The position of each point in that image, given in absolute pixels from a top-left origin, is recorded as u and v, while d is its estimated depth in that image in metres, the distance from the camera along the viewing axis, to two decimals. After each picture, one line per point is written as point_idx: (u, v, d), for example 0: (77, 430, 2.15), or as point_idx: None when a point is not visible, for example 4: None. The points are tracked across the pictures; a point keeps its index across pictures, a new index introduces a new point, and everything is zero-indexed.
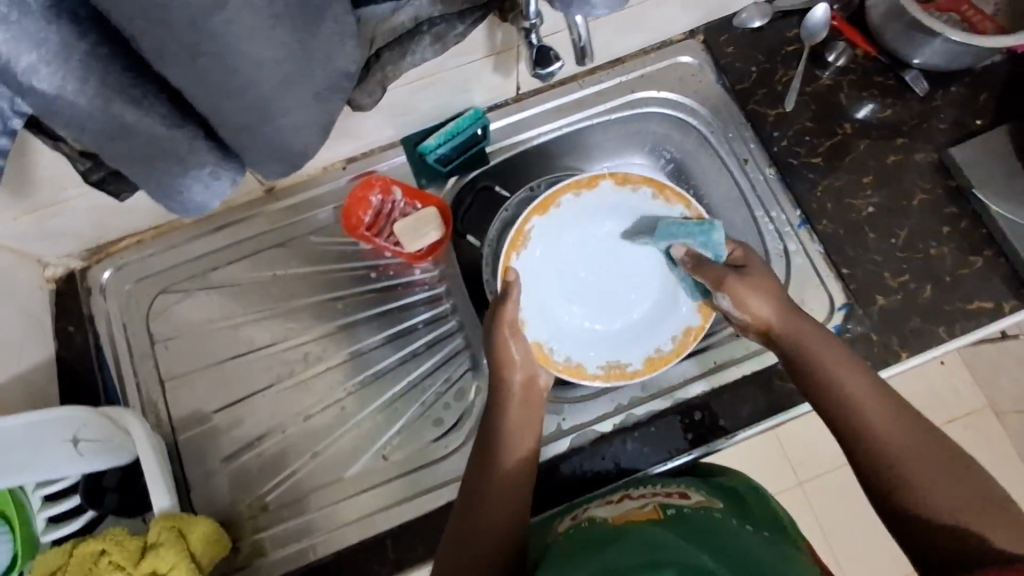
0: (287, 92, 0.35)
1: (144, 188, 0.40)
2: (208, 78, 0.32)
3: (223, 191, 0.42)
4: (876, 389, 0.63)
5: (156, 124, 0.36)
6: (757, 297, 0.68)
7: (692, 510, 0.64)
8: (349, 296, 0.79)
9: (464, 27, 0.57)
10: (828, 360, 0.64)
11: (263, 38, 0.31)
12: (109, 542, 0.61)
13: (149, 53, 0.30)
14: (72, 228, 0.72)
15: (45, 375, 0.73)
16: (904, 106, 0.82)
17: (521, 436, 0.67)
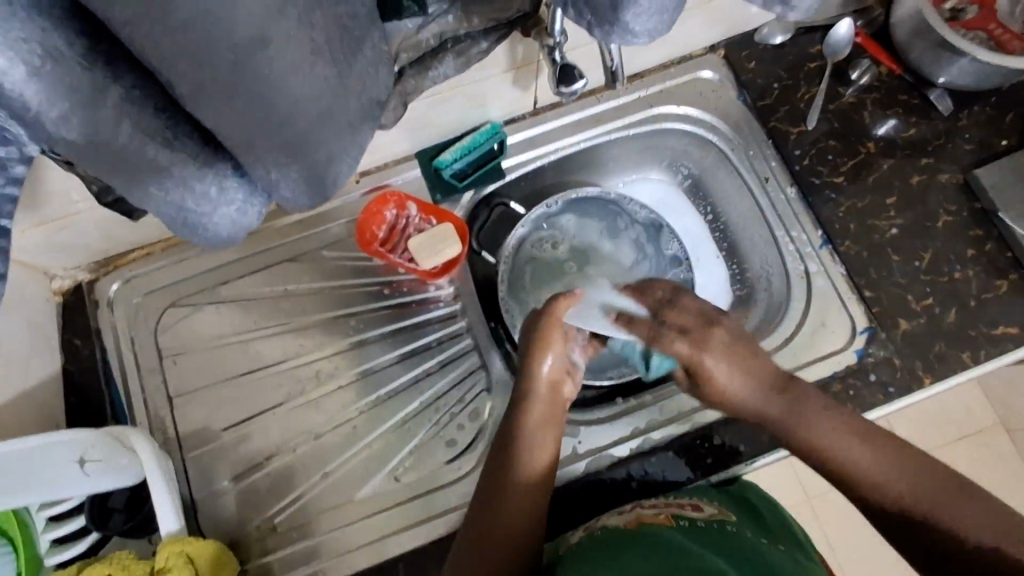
0: (326, 126, 0.35)
1: (175, 228, 0.40)
2: (247, 116, 0.32)
3: (253, 219, 0.42)
4: (864, 443, 0.61)
5: (187, 163, 0.36)
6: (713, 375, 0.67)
7: (707, 523, 0.63)
8: (362, 313, 0.78)
9: (488, 44, 0.55)
10: (806, 423, 0.63)
11: (305, 74, 0.32)
12: (116, 566, 0.61)
13: (187, 96, 0.29)
14: (81, 240, 0.71)
15: (52, 389, 0.72)
16: (929, 125, 0.81)
17: (541, 445, 0.67)
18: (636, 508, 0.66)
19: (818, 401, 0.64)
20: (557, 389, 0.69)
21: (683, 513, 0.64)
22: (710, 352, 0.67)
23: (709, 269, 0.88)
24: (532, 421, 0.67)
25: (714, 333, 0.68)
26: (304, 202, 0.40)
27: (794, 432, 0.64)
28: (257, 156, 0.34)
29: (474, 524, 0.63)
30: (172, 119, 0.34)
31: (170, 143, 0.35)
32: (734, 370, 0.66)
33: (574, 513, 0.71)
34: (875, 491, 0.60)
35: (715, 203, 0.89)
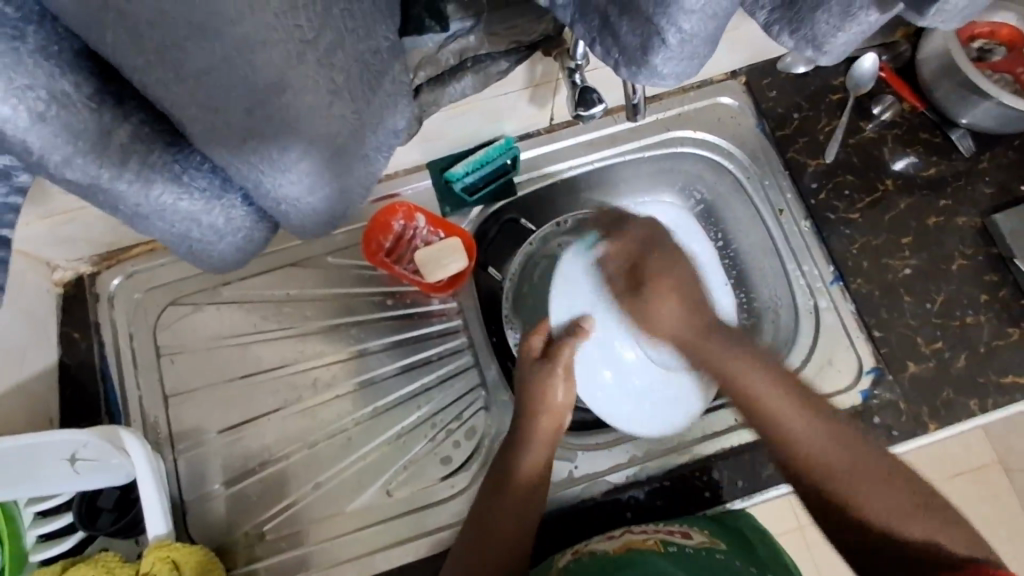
0: (337, 164, 0.36)
1: (176, 252, 0.42)
2: (261, 152, 0.32)
3: (251, 248, 0.43)
4: (789, 397, 0.62)
5: (194, 200, 0.37)
6: (659, 306, 0.67)
7: (694, 550, 0.62)
8: (365, 322, 0.77)
9: (507, 64, 0.54)
10: (745, 368, 0.64)
11: (323, 115, 0.32)
12: (101, 569, 0.60)
13: (198, 134, 0.31)
14: (85, 233, 0.70)
15: (47, 382, 0.71)
16: (949, 165, 0.80)
17: (529, 482, 0.66)
18: (625, 533, 0.65)
19: (763, 357, 0.64)
20: (557, 431, 0.69)
21: (671, 538, 0.63)
22: (658, 273, 0.68)
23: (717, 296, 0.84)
24: (523, 454, 0.67)
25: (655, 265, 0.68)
26: (311, 230, 0.41)
27: (725, 368, 0.65)
28: (264, 188, 0.35)
29: (475, 525, 0.65)
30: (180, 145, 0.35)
31: (179, 177, 0.36)
32: (680, 303, 0.67)
33: (564, 537, 0.70)
34: (790, 447, 0.61)
35: (726, 230, 0.84)
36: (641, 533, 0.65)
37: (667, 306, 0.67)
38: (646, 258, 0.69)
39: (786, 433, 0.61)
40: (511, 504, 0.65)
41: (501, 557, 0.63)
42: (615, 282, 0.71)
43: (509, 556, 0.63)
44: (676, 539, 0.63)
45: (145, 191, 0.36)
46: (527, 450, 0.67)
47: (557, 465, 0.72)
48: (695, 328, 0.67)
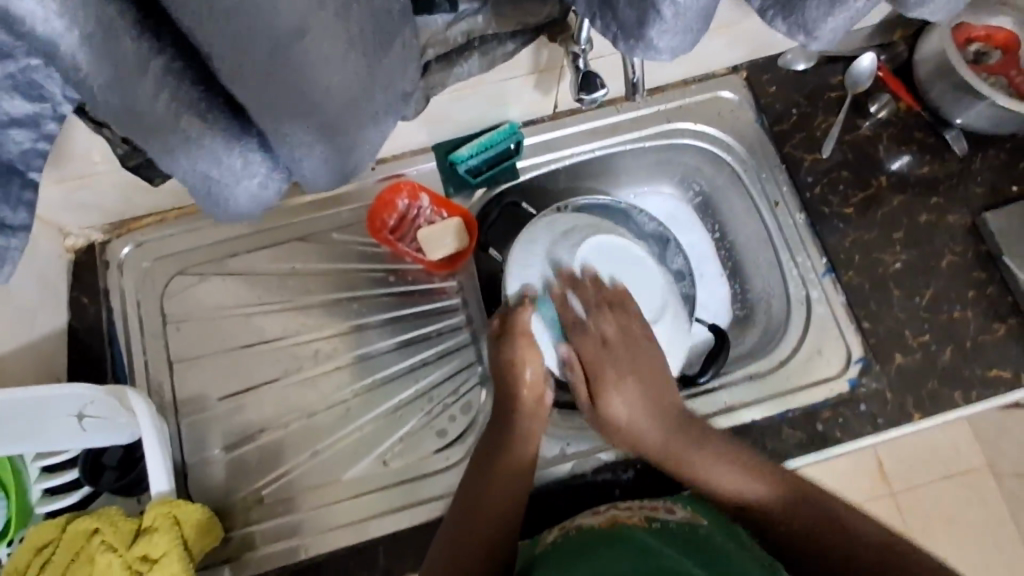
0: (351, 116, 0.37)
1: (199, 201, 0.41)
2: (281, 101, 0.33)
3: (269, 199, 0.41)
4: (754, 476, 0.68)
5: (215, 137, 0.36)
6: (614, 408, 0.71)
7: (678, 525, 0.65)
8: (365, 297, 0.79)
9: (513, 46, 0.57)
10: (694, 460, 0.69)
11: (337, 64, 0.33)
12: (103, 522, 0.62)
13: (226, 72, 0.31)
14: (98, 201, 0.72)
15: (55, 344, 0.73)
16: (942, 164, 0.81)
17: (518, 461, 0.68)
18: (610, 509, 0.67)
19: (699, 430, 0.70)
20: (540, 403, 0.71)
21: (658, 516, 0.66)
22: (605, 363, 0.72)
23: (711, 287, 0.89)
24: (511, 436, 0.69)
25: (608, 356, 0.72)
26: (323, 181, 0.42)
27: (694, 473, 0.69)
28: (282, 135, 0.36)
29: (461, 509, 0.67)
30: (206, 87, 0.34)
31: (204, 115, 0.35)
32: (636, 407, 0.71)
33: (554, 513, 0.72)
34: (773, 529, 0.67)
35: (723, 222, 0.89)
36: (626, 509, 0.67)
37: (621, 402, 0.71)
38: (599, 355, 0.72)
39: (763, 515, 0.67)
40: (500, 483, 0.67)
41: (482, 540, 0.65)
42: (586, 342, 0.73)
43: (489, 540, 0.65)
44: (660, 516, 0.66)
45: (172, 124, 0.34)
46: (514, 441, 0.69)
47: (549, 442, 0.75)
48: (653, 423, 0.70)
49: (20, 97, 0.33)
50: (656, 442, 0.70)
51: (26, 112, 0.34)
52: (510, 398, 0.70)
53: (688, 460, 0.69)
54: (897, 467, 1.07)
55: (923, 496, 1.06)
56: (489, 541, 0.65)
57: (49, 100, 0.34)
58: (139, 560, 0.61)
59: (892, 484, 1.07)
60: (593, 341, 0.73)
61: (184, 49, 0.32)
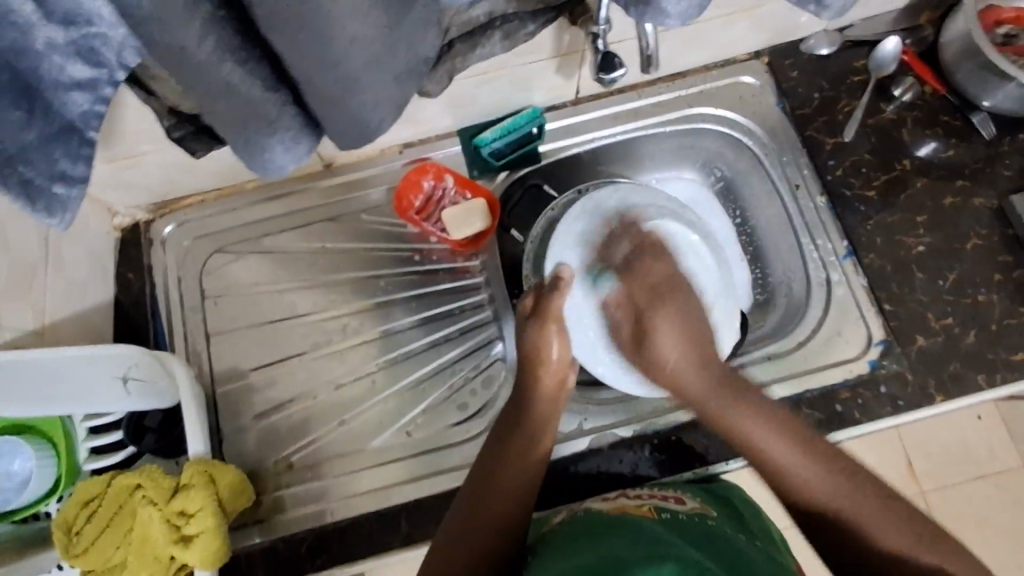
0: (373, 69, 0.39)
1: (236, 151, 0.43)
2: (307, 50, 0.35)
3: (302, 155, 0.45)
4: (792, 440, 0.62)
5: (253, 86, 0.38)
6: (661, 345, 0.69)
7: (687, 516, 0.62)
8: (391, 275, 0.82)
9: (534, 27, 0.59)
10: (731, 415, 0.64)
11: (361, 15, 0.35)
12: (145, 478, 0.66)
13: (263, 18, 0.33)
14: (144, 180, 0.76)
15: (103, 316, 0.78)
16: (968, 148, 0.81)
17: (533, 446, 0.68)
18: (620, 499, 0.66)
19: (742, 389, 0.66)
20: (560, 387, 0.72)
21: (665, 504, 0.64)
22: (650, 305, 0.72)
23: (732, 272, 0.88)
24: (529, 419, 0.70)
25: (664, 304, 0.71)
26: (350, 134, 0.43)
27: (731, 426, 0.64)
28: (311, 83, 0.38)
29: (472, 493, 0.65)
30: (247, 43, 0.36)
31: (245, 63, 0.37)
32: (684, 353, 0.69)
33: (567, 489, 0.73)
34: (805, 500, 0.60)
35: (745, 207, 0.89)
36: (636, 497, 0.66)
37: (669, 340, 0.69)
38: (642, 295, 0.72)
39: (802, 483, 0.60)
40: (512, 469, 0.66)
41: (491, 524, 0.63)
42: (638, 303, 0.72)
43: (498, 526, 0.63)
44: (670, 505, 0.64)
45: (214, 67, 0.36)
46: (530, 426, 0.69)
47: (566, 417, 0.76)
48: (701, 372, 0.67)
49: (81, 62, 0.37)
50: (698, 383, 0.67)
51: (86, 76, 0.37)
52: (525, 387, 0.71)
53: (728, 413, 0.65)
54: (929, 466, 0.92)
55: (959, 502, 0.91)
56: (502, 528, 0.63)
57: (106, 66, 0.37)
58: (177, 515, 0.65)
59: (924, 483, 0.91)
60: (657, 276, 0.73)
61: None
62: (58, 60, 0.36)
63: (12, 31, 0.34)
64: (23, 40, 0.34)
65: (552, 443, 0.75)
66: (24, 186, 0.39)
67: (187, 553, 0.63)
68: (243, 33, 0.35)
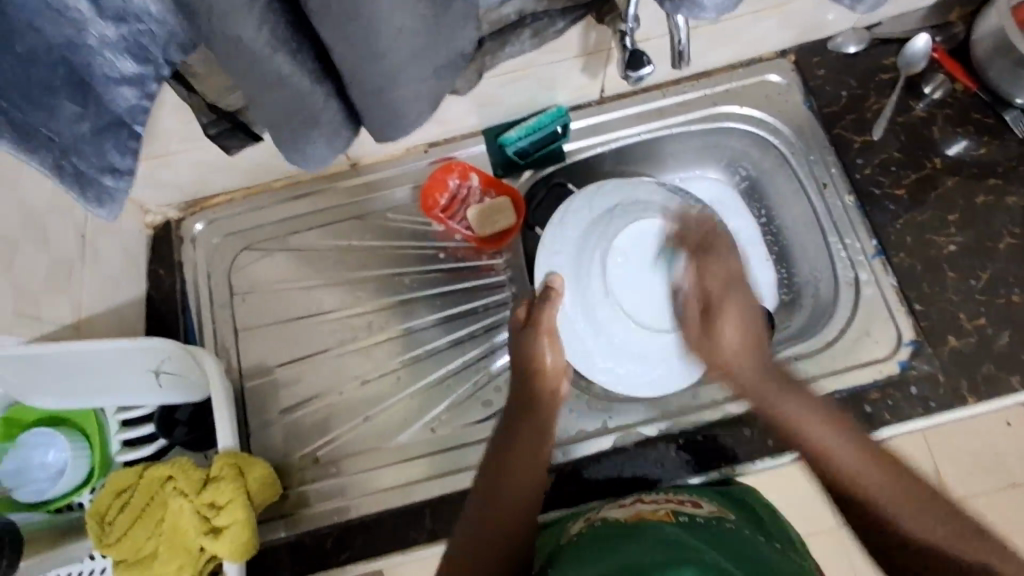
0: (415, 64, 0.39)
1: (277, 143, 0.44)
2: (354, 41, 0.36)
3: (337, 148, 0.46)
4: (834, 424, 0.64)
5: (304, 78, 0.39)
6: (724, 329, 0.72)
7: (706, 519, 0.61)
8: (416, 273, 0.83)
9: (564, 25, 0.59)
10: (763, 388, 0.68)
11: (407, 9, 0.35)
12: (176, 470, 0.67)
13: (315, 11, 0.34)
14: (176, 179, 0.78)
15: (135, 311, 0.80)
16: (1001, 146, 0.79)
17: (536, 454, 0.67)
18: (637, 504, 0.65)
19: (778, 371, 0.69)
20: (553, 396, 0.71)
21: (682, 508, 0.63)
22: (716, 290, 0.74)
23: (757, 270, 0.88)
24: (529, 423, 0.69)
25: (731, 297, 0.73)
26: (391, 129, 0.44)
27: (783, 417, 0.66)
28: (356, 75, 0.38)
29: (479, 501, 0.64)
30: (299, 36, 0.37)
31: (293, 56, 0.37)
32: (737, 329, 0.72)
33: (590, 488, 0.72)
34: (851, 488, 0.60)
35: (770, 206, 0.88)
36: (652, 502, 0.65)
37: (731, 326, 0.72)
38: (707, 269, 0.75)
39: (848, 475, 0.61)
40: (515, 479, 0.65)
41: (499, 534, 0.62)
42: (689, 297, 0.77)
43: (507, 534, 0.62)
44: (687, 508, 0.63)
45: (261, 60, 0.36)
46: (530, 430, 0.68)
47: (590, 416, 0.76)
48: (739, 339, 0.71)
49: (131, 58, 0.38)
50: (752, 377, 0.69)
51: (135, 72, 0.39)
52: (523, 398, 0.70)
53: (780, 406, 0.67)
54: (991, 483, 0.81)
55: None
56: (512, 536, 0.62)
57: (152, 62, 0.39)
58: (207, 506, 0.66)
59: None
60: (697, 236, 0.78)
61: None
62: (109, 56, 0.37)
63: (69, 27, 0.34)
64: (77, 36, 0.35)
65: (576, 441, 0.75)
66: (76, 177, 0.40)
67: (216, 544, 0.64)
68: (295, 27, 0.36)
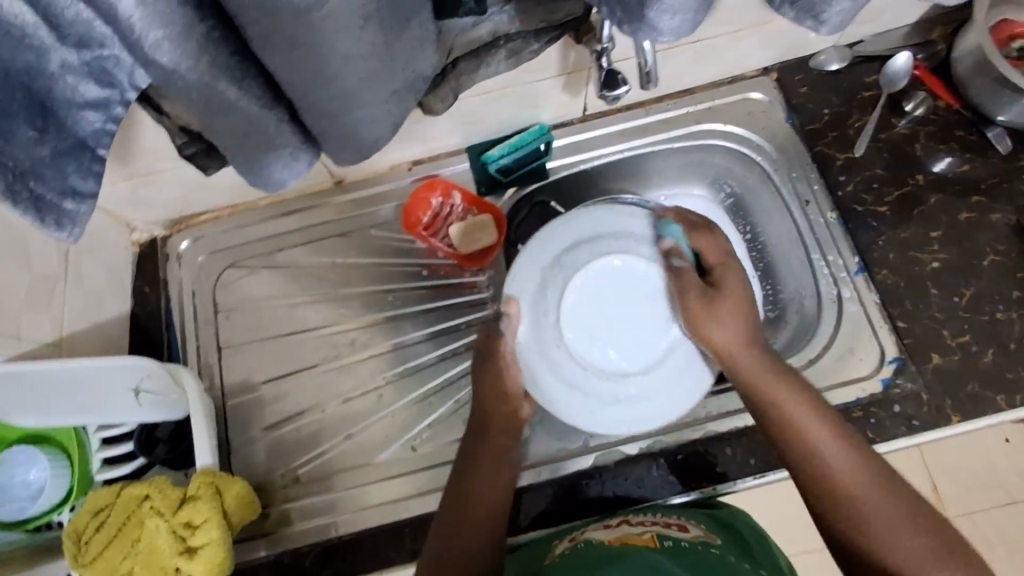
0: (369, 89, 0.40)
1: (236, 166, 0.44)
2: (303, 67, 0.36)
3: (301, 171, 0.46)
4: (822, 420, 0.63)
5: (253, 104, 0.40)
6: (723, 324, 0.67)
7: (691, 544, 0.61)
8: (401, 290, 0.83)
9: (539, 46, 0.59)
10: (783, 397, 0.64)
11: (355, 36, 0.36)
12: (154, 489, 0.67)
13: (256, 41, 0.34)
14: (160, 198, 0.78)
15: (120, 328, 0.80)
16: (985, 162, 0.79)
17: (498, 471, 0.68)
18: (624, 526, 0.64)
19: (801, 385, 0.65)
20: (513, 419, 0.71)
21: (668, 532, 0.63)
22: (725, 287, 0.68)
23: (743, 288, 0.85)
24: (493, 441, 0.70)
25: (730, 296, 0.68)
26: (348, 152, 0.45)
27: (785, 416, 0.63)
28: (309, 100, 0.39)
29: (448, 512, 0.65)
30: (243, 62, 0.37)
31: (240, 82, 0.38)
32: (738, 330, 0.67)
33: (570, 506, 0.72)
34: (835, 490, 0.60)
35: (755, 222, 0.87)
36: (639, 524, 0.65)
37: (731, 322, 0.67)
38: (716, 288, 0.68)
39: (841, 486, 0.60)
40: (480, 499, 0.66)
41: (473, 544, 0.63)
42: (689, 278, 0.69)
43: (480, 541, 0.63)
44: (671, 532, 0.63)
45: (212, 87, 0.37)
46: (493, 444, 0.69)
47: (572, 434, 0.76)
48: (755, 357, 0.66)
49: (94, 83, 0.38)
50: (758, 372, 0.65)
51: (97, 96, 0.39)
52: (480, 420, 0.71)
53: (782, 404, 0.64)
54: (955, 487, 0.72)
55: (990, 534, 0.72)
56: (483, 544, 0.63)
57: (117, 86, 0.39)
58: (183, 526, 0.66)
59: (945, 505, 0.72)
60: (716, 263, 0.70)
61: (224, 18, 0.35)
62: (71, 80, 0.37)
63: (29, 53, 0.35)
64: (38, 62, 0.36)
65: (557, 461, 0.74)
66: (34, 202, 0.41)
67: (192, 564, 0.64)
68: (238, 54, 0.37)
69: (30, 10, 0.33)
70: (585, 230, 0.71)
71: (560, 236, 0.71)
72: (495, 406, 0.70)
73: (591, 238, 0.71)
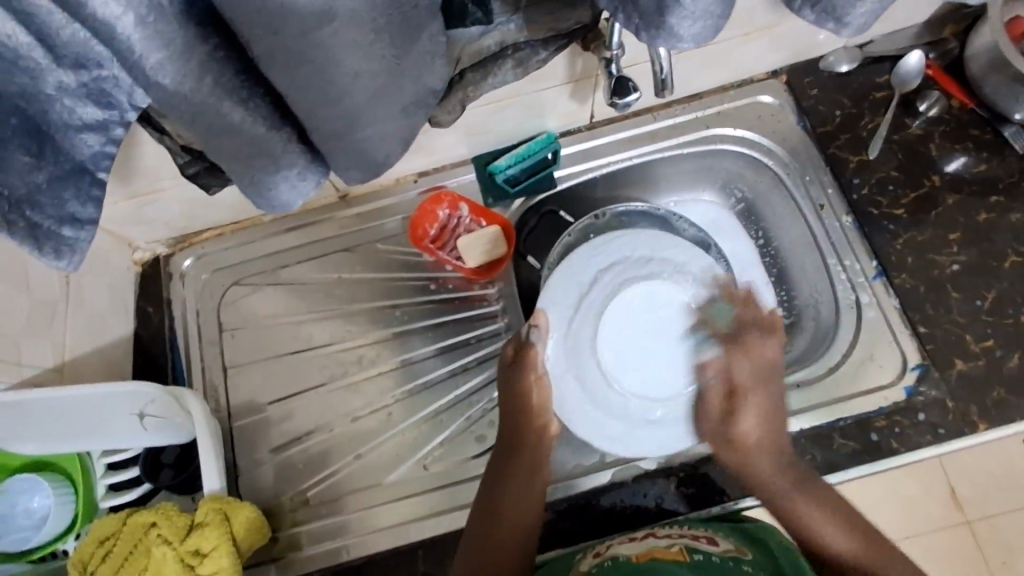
0: (379, 106, 0.39)
1: (241, 188, 0.43)
2: (311, 84, 0.35)
3: (309, 191, 0.45)
4: (833, 504, 0.65)
5: (257, 124, 0.38)
6: (744, 424, 0.69)
7: (722, 559, 0.59)
8: (408, 305, 0.81)
9: (547, 54, 0.58)
10: (804, 500, 0.65)
11: (364, 52, 0.35)
12: (160, 516, 0.65)
13: (261, 59, 0.33)
14: (162, 216, 0.77)
15: (123, 349, 0.78)
16: (1003, 162, 0.78)
17: (528, 494, 0.67)
18: (649, 540, 0.63)
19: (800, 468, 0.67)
20: (543, 433, 0.70)
21: (697, 545, 0.61)
22: (745, 386, 0.71)
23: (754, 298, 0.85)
24: (523, 458, 0.68)
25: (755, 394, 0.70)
26: (356, 172, 0.44)
27: (806, 512, 0.65)
28: (317, 118, 0.38)
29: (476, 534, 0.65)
30: (248, 82, 0.36)
31: (244, 103, 0.37)
32: (762, 429, 0.69)
33: (591, 526, 0.70)
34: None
35: (767, 227, 0.86)
36: (665, 537, 0.63)
37: (751, 423, 0.69)
38: (739, 395, 0.70)
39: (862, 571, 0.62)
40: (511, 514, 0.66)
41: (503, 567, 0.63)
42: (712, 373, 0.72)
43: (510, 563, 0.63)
44: (701, 545, 0.61)
45: (215, 108, 0.36)
46: (521, 463, 0.68)
47: (587, 449, 0.73)
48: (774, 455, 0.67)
49: (92, 104, 0.36)
50: (778, 475, 0.67)
51: (97, 118, 0.37)
52: (511, 432, 0.70)
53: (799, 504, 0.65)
54: (974, 490, 0.69)
55: None
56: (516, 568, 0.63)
57: (117, 107, 0.37)
58: (190, 554, 0.64)
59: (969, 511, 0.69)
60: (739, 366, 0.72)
61: (227, 36, 0.34)
62: (68, 102, 0.36)
63: (24, 75, 0.34)
64: (34, 83, 0.34)
65: (572, 478, 0.72)
66: (30, 230, 0.40)
67: None
68: (242, 74, 0.36)
69: (25, 30, 0.32)
70: (627, 251, 0.73)
71: (596, 257, 0.73)
72: (524, 419, 0.70)
73: (620, 264, 0.73)
